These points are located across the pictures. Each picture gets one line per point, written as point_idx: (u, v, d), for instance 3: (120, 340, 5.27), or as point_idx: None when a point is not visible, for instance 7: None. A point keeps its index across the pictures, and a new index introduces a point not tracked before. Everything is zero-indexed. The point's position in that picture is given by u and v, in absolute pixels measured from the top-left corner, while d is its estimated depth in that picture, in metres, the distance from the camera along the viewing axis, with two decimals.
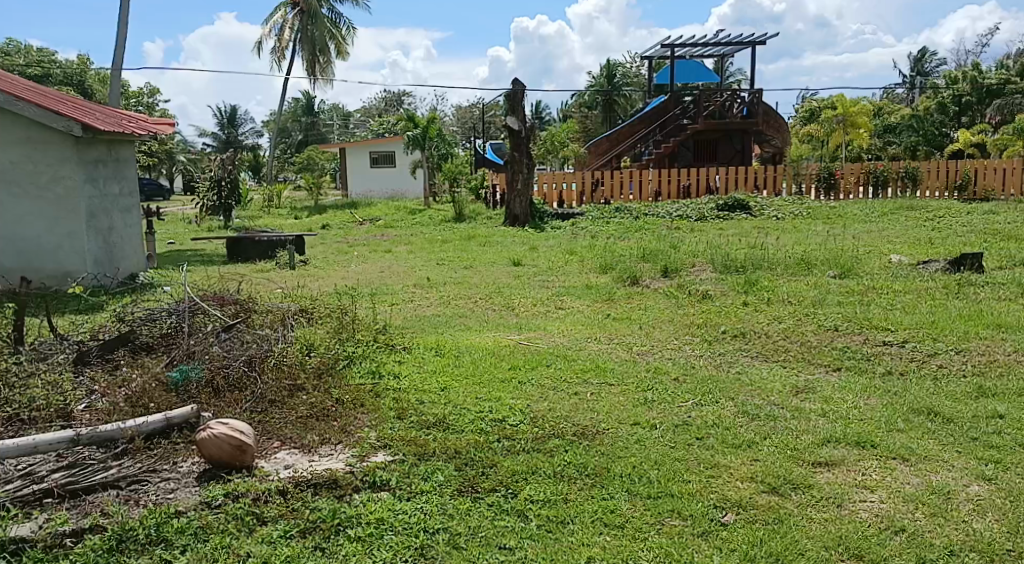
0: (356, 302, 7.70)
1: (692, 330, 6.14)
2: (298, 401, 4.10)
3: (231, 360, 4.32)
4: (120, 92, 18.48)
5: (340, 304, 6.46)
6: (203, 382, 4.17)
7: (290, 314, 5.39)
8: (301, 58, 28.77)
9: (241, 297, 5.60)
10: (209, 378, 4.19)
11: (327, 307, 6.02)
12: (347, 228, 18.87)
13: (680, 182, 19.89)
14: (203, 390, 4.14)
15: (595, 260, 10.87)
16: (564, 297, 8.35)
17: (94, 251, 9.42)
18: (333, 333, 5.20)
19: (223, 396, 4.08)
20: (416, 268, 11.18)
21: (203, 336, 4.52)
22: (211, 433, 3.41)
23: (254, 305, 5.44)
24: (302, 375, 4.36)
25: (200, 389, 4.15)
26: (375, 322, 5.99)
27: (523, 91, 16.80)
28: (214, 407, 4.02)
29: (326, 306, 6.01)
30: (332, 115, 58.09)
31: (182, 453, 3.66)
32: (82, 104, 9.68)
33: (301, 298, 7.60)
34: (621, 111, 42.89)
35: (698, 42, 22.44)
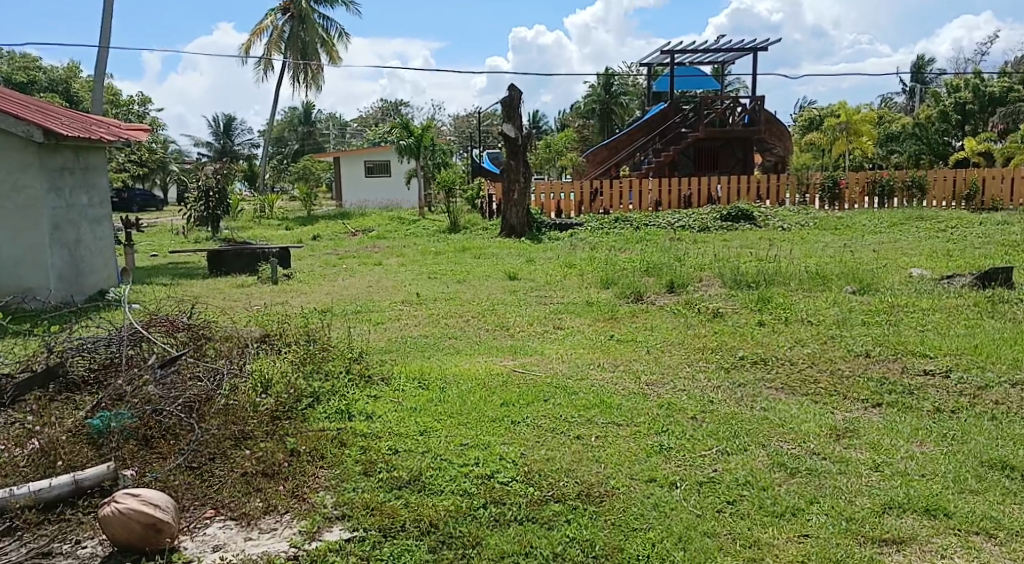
0: (338, 324, 7.08)
1: (703, 354, 5.53)
2: (242, 454, 3.54)
3: (166, 404, 3.83)
4: (104, 98, 17.89)
5: (314, 328, 5.83)
6: (128, 431, 3.68)
7: (250, 343, 4.83)
8: (292, 65, 28.25)
9: (196, 322, 4.97)
10: (137, 427, 3.72)
11: (300, 330, 5.43)
12: (338, 239, 18.27)
13: (681, 192, 19.31)
14: (128, 442, 3.67)
15: (595, 273, 10.26)
16: (561, 315, 7.73)
17: (59, 265, 8.84)
18: (298, 363, 4.61)
19: (155, 450, 3.63)
20: (406, 282, 10.55)
21: (136, 375, 4.00)
22: (116, 508, 2.88)
23: (209, 333, 4.85)
24: (251, 420, 3.82)
25: (124, 442, 3.67)
26: (350, 347, 5.35)
27: (520, 98, 16.20)
28: (139, 463, 3.55)
29: (297, 330, 5.41)
30: (329, 124, 57.66)
31: (86, 529, 3.17)
32: (47, 109, 9.10)
33: (275, 319, 6.99)
34: (620, 120, 42.44)
35: (698, 48, 21.87)
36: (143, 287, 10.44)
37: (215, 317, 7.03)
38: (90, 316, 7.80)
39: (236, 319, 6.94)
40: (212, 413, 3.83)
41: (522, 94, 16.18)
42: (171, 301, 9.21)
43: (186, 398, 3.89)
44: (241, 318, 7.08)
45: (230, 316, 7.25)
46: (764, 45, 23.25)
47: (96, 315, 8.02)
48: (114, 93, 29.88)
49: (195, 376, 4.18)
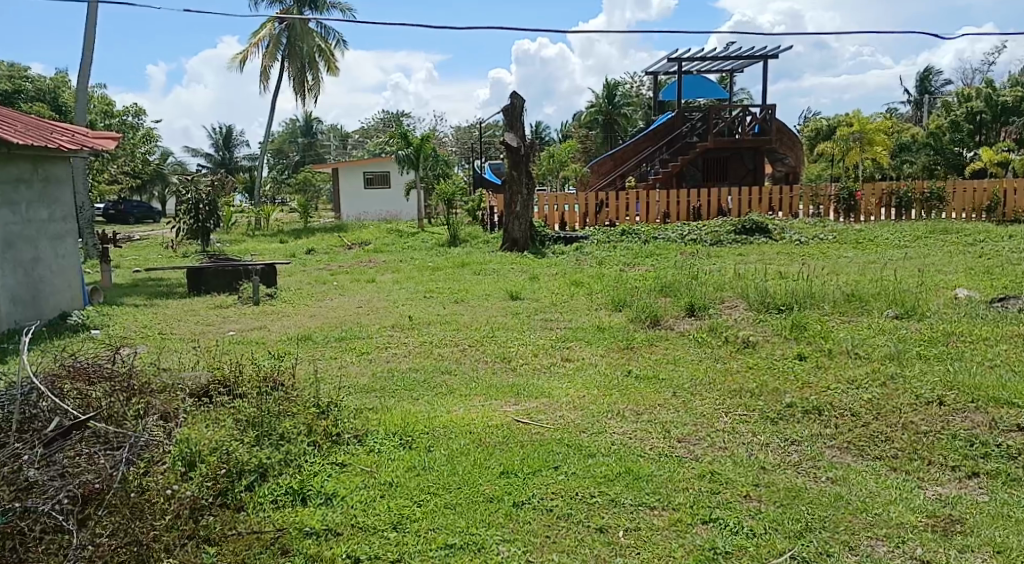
0: (314, 363, 6.23)
1: (739, 398, 4.68)
2: None
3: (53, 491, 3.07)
4: (87, 107, 17.13)
5: (278, 372, 4.90)
6: None
7: (184, 399, 4.02)
8: (288, 75, 27.55)
9: (120, 371, 4.14)
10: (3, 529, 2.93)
11: (264, 373, 4.59)
12: (332, 253, 17.42)
13: (690, 204, 18.44)
14: None
15: (604, 293, 9.41)
16: (569, 343, 6.84)
17: (11, 285, 8.02)
18: (244, 424, 3.79)
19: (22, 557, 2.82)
20: (399, 302, 9.69)
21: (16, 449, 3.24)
22: None
23: (142, 383, 4.04)
24: (161, 520, 3.02)
25: None
26: (319, 396, 4.42)
27: (522, 105, 15.38)
28: None
29: (255, 372, 4.56)
30: (330, 135, 57.02)
31: None
32: (1, 114, 8.32)
33: (243, 359, 6.11)
34: (623, 130, 41.67)
35: (706, 56, 21.01)
36: (111, 309, 9.59)
37: (177, 356, 6.19)
38: (40, 348, 6.95)
39: (198, 357, 6.07)
40: (102, 511, 3.02)
41: (525, 101, 15.36)
42: (138, 328, 8.37)
43: (68, 490, 3.04)
44: (205, 356, 6.21)
45: (194, 354, 6.40)
46: (774, 52, 22.40)
47: (48, 344, 7.17)
48: (106, 103, 29.17)
49: (96, 453, 3.35)
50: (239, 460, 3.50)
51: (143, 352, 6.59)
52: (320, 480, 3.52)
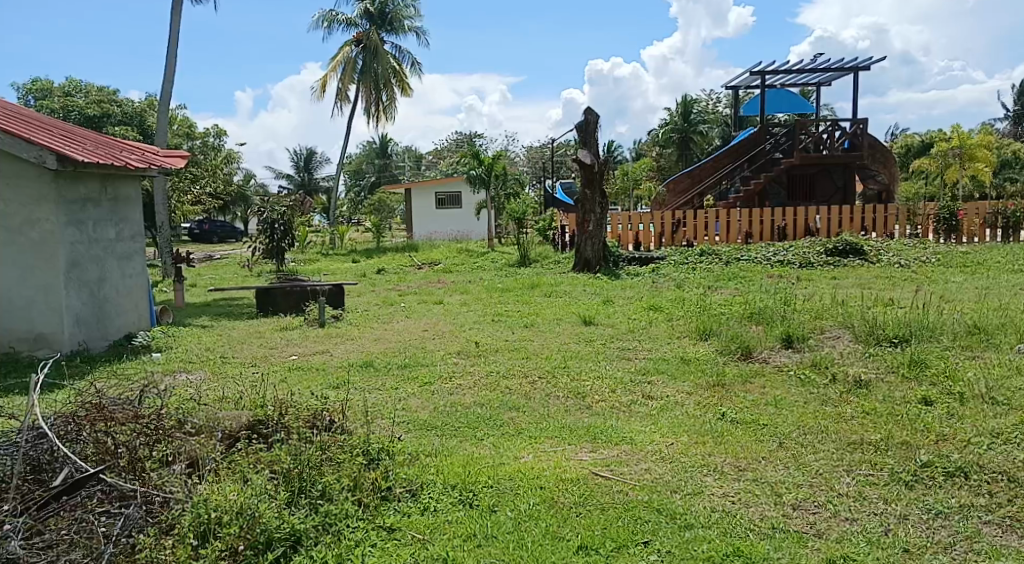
0: (373, 397, 5.78)
1: (857, 457, 4.03)
2: None
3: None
4: (167, 128, 17.39)
5: (330, 408, 4.43)
6: None
7: (218, 440, 3.61)
8: (364, 97, 27.71)
9: (149, 409, 3.74)
10: None
11: (316, 408, 4.17)
12: (403, 273, 17.17)
13: (775, 223, 17.42)
14: None
15: (687, 318, 8.71)
16: (651, 376, 6.20)
17: (75, 306, 7.82)
18: (282, 479, 3.38)
19: None
20: (466, 326, 9.21)
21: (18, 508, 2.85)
22: None
23: (172, 427, 3.63)
24: None
25: None
26: (378, 441, 3.95)
27: (597, 122, 14.81)
28: None
29: (305, 407, 4.14)
30: (405, 156, 57.59)
31: None
32: (71, 133, 8.20)
33: (299, 393, 5.70)
34: (700, 148, 40.59)
35: (792, 69, 20.03)
36: (176, 330, 9.42)
37: (231, 390, 5.83)
38: (98, 374, 6.72)
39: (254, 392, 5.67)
40: None
41: (599, 118, 14.79)
42: (200, 350, 8.12)
43: None
44: (261, 390, 5.82)
45: (248, 387, 6.02)
46: (866, 64, 21.25)
47: (106, 369, 6.94)
48: (189, 126, 29.97)
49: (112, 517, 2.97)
50: (273, 528, 3.10)
51: (198, 382, 6.27)
52: (363, 553, 3.12)
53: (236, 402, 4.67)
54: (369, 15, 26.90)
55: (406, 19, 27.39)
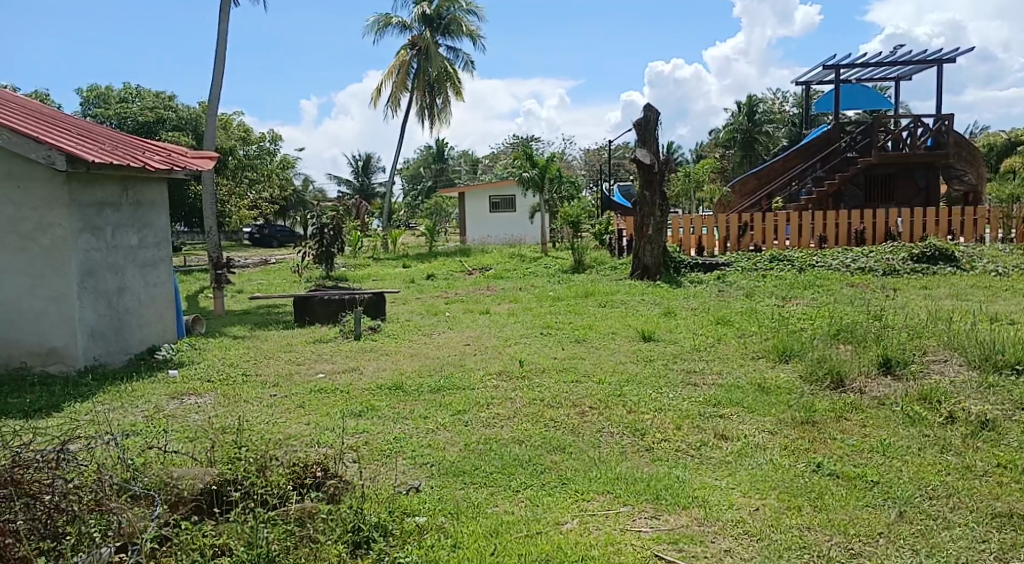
0: (394, 432, 5.00)
1: (1004, 539, 3.15)
2: None
3: None
4: (215, 132, 17.04)
5: (326, 464, 3.65)
6: None
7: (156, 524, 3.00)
8: (417, 100, 27.14)
9: (82, 482, 3.14)
10: None
11: (290, 467, 3.51)
12: (452, 279, 16.44)
13: (852, 227, 16.09)
14: None
15: (759, 334, 7.72)
16: (722, 408, 5.26)
17: (89, 317, 7.24)
18: None
19: None
20: (511, 341, 8.37)
21: None
22: None
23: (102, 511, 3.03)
24: None
25: None
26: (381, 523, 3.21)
27: (657, 120, 13.79)
28: None
29: (280, 463, 3.50)
30: (461, 160, 57.06)
31: None
32: (91, 134, 7.66)
33: (312, 432, 4.94)
34: (766, 149, 38.98)
35: (870, 61, 18.64)
36: (203, 341, 8.83)
37: (238, 424, 5.12)
38: (102, 396, 6.11)
39: (261, 432, 4.92)
40: None
41: (660, 115, 13.77)
42: (223, 366, 7.48)
43: None
44: (271, 426, 5.09)
45: (259, 418, 5.28)
46: (951, 55, 19.70)
47: (113, 389, 6.34)
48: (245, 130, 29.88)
49: None
50: None
51: (208, 409, 5.58)
52: None
53: (220, 453, 3.92)
54: (425, 17, 26.33)
55: (463, 22, 26.79)
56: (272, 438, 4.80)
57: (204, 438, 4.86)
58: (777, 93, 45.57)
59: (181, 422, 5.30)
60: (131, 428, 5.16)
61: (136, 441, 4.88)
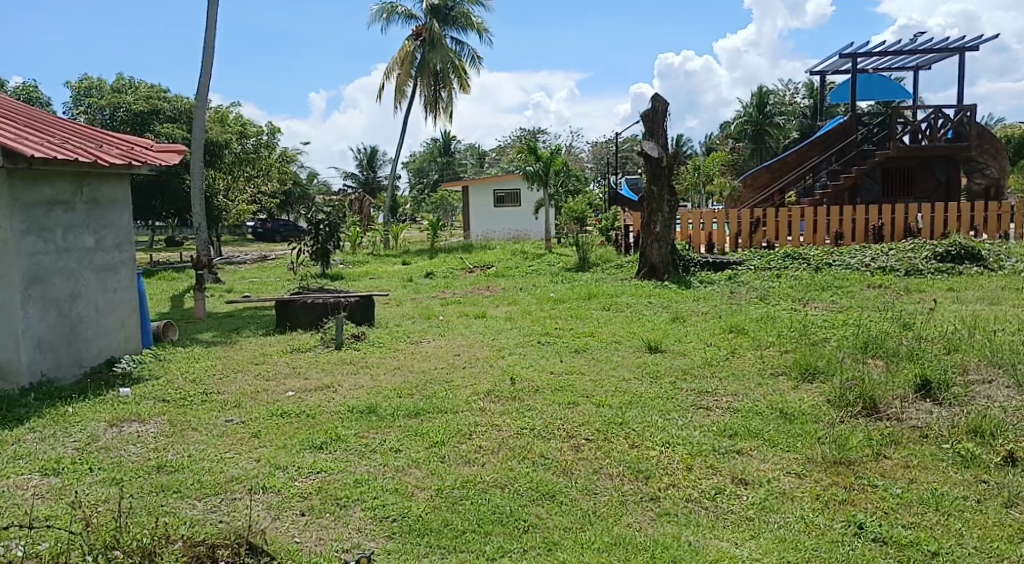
0: (353, 474, 4.28)
1: None
2: None
3: None
4: (205, 125, 16.30)
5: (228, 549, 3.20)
6: None
7: None
8: (421, 93, 26.38)
9: None
10: None
11: (186, 551, 3.17)
12: (451, 278, 15.73)
13: (870, 222, 15.23)
14: None
15: (778, 346, 6.96)
16: (740, 442, 4.52)
17: (35, 329, 6.56)
18: None
19: None
20: (505, 351, 7.61)
21: None
22: None
23: None
24: None
25: None
26: None
27: (666, 110, 13.00)
28: None
29: (171, 549, 3.15)
30: (468, 153, 56.17)
31: None
32: (43, 127, 6.97)
33: (261, 475, 4.24)
34: (777, 141, 37.99)
35: (889, 49, 17.74)
36: (170, 352, 8.13)
37: (176, 465, 4.42)
38: (37, 421, 5.43)
39: (199, 478, 4.21)
40: None
41: (668, 105, 12.98)
42: (184, 383, 6.80)
43: None
44: (214, 467, 4.38)
45: (205, 456, 4.58)
46: (974, 44, 18.77)
47: (53, 411, 5.66)
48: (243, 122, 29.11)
49: None
50: None
51: (149, 441, 4.87)
52: None
53: (122, 540, 3.32)
54: (431, 7, 25.51)
55: (469, 12, 25.95)
56: (211, 485, 4.10)
57: (133, 485, 4.15)
58: (789, 83, 44.50)
59: (114, 458, 4.58)
60: (55, 467, 4.46)
61: (57, 485, 4.19)
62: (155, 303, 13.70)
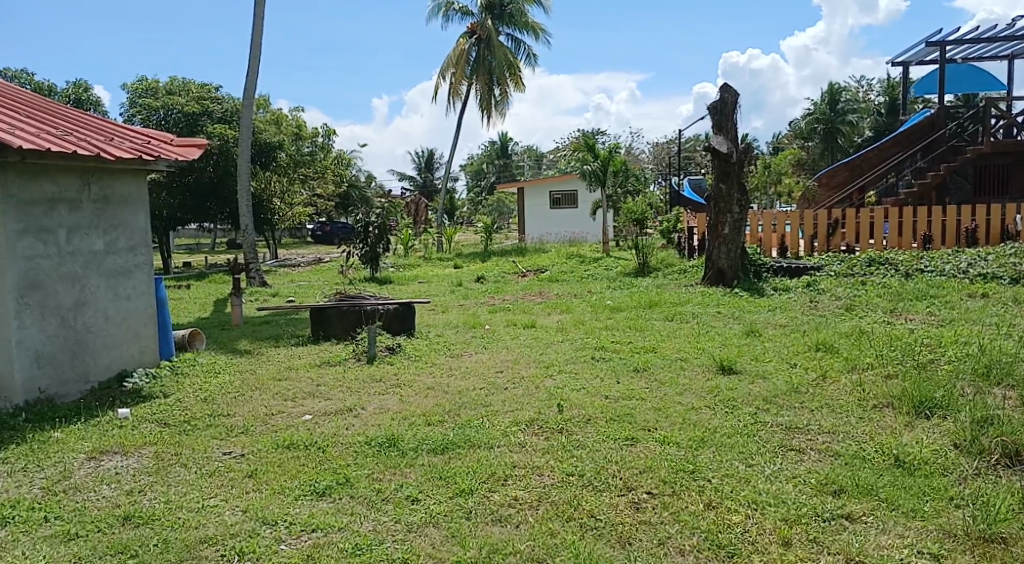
0: (350, 540, 3.43)
1: None
2: None
3: None
4: (251, 124, 15.78)
5: None
6: None
7: None
8: (476, 92, 25.65)
9: None
10: None
11: None
12: (503, 282, 14.87)
13: (963, 224, 13.63)
14: None
15: (873, 369, 5.88)
16: (849, 503, 3.55)
17: (32, 340, 5.93)
18: None
19: None
20: (553, 369, 6.67)
21: None
22: None
23: None
24: None
25: None
26: None
27: (736, 102, 11.88)
28: None
29: None
30: (525, 155, 55.31)
31: None
32: (48, 118, 6.35)
33: (243, 535, 3.45)
34: (848, 141, 36.04)
35: (982, 37, 16.16)
36: (190, 364, 7.46)
37: (147, 516, 3.64)
38: (15, 448, 4.73)
39: (166, 537, 3.42)
40: None
41: (739, 96, 11.87)
42: (194, 402, 6.08)
43: None
44: (191, 520, 3.59)
45: (184, 504, 3.79)
46: None
47: (36, 437, 4.96)
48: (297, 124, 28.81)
49: None
50: None
51: (126, 480, 4.10)
52: None
53: None
54: (487, 4, 24.75)
55: (525, 9, 25.06)
56: (179, 552, 3.32)
57: (90, 546, 3.37)
58: (861, 81, 42.32)
59: (79, 503, 3.83)
60: (8, 512, 3.73)
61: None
62: (196, 307, 13.21)
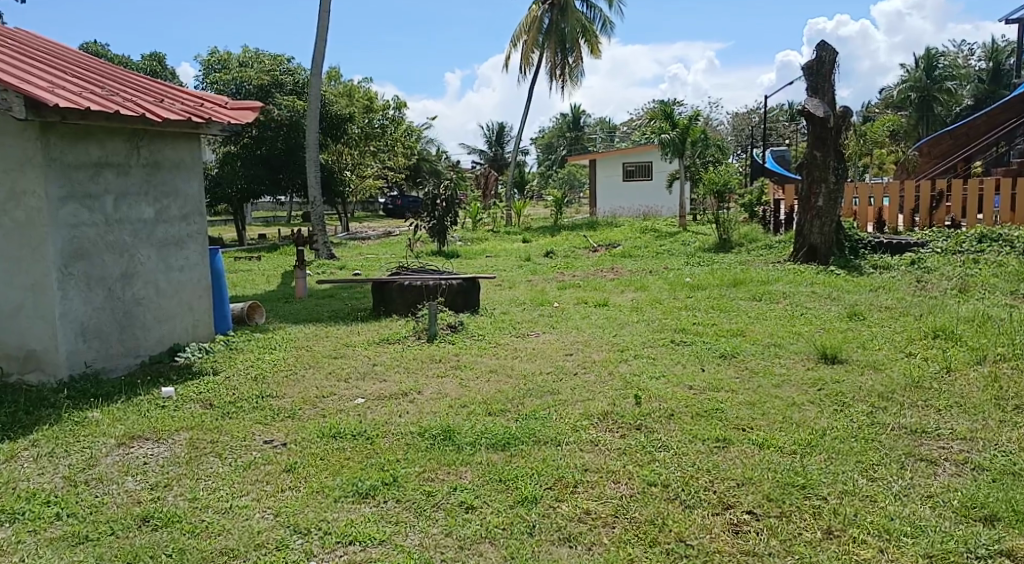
0: (389, 558, 2.91)
1: None
2: None
3: None
4: (319, 93, 15.45)
5: None
6: None
7: None
8: (549, 60, 24.82)
9: None
10: None
11: None
12: (573, 257, 14.23)
13: None
14: None
15: (1006, 363, 5.03)
16: (1008, 536, 2.89)
17: (78, 312, 5.63)
18: None
19: None
20: (629, 353, 6.02)
21: None
22: None
23: None
24: None
25: None
26: None
27: (833, 61, 10.84)
28: None
29: None
30: (598, 128, 54.12)
31: None
32: (95, 78, 5.99)
33: (269, 548, 2.99)
34: (946, 110, 33.73)
35: None
36: (246, 339, 7.12)
37: (171, 516, 3.21)
38: (47, 430, 4.39)
39: (183, 546, 2.98)
40: None
41: (837, 55, 10.83)
42: (244, 381, 5.69)
43: None
44: (216, 524, 3.14)
45: (213, 502, 3.35)
46: None
47: (72, 417, 4.61)
48: None
49: None
50: None
51: (153, 472, 3.68)
52: None
53: None
54: None
55: None
56: None
57: (101, 554, 2.96)
58: (959, 46, 39.57)
59: (98, 498, 3.42)
60: (19, 506, 3.34)
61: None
62: (263, 279, 13.02)
